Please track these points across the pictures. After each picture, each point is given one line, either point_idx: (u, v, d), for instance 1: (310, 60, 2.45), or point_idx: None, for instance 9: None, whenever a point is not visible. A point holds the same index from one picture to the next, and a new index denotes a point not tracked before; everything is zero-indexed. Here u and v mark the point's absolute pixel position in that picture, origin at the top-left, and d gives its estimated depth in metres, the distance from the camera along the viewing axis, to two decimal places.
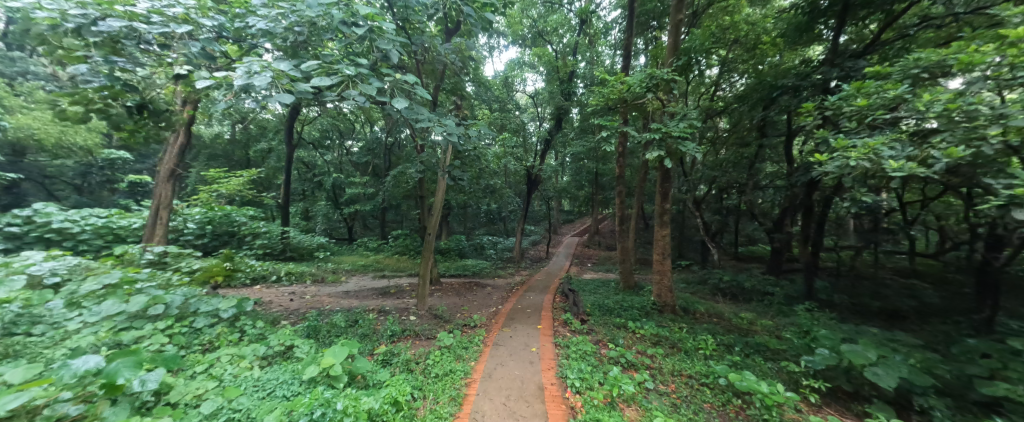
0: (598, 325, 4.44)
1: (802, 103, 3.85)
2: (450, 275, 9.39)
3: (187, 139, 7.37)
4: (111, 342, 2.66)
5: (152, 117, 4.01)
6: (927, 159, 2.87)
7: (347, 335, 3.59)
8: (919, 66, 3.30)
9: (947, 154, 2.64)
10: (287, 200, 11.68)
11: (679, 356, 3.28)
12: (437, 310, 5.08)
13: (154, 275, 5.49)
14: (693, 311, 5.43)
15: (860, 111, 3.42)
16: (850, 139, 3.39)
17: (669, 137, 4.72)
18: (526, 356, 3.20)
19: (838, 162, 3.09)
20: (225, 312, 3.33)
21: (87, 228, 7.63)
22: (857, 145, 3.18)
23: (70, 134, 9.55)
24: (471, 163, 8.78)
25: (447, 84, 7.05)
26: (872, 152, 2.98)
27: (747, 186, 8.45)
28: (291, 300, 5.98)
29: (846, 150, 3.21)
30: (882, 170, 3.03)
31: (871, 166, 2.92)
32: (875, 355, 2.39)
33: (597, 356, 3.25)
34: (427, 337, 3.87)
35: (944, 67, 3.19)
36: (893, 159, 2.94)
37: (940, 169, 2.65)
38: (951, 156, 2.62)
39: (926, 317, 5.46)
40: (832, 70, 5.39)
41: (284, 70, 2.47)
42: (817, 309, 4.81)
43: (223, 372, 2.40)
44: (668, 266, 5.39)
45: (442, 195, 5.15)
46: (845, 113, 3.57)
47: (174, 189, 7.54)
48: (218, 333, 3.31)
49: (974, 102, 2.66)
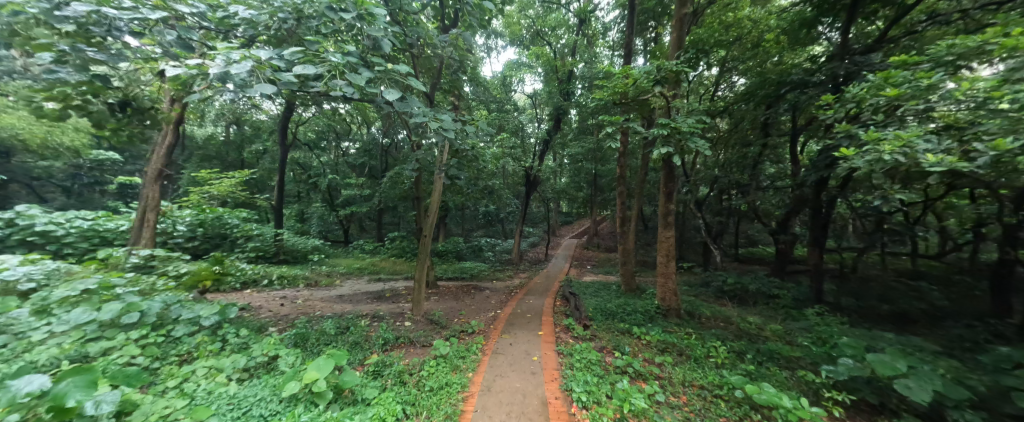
0: (602, 331, 4.28)
1: (819, 96, 3.71)
2: (447, 278, 9.19)
3: (176, 139, 7.14)
4: (76, 355, 2.45)
5: (137, 114, 3.84)
6: (967, 152, 2.70)
7: (337, 344, 3.38)
8: (954, 52, 3.16)
9: (994, 147, 2.48)
10: (281, 202, 11.45)
11: (689, 365, 3.11)
12: (433, 316, 4.86)
13: (138, 280, 5.30)
14: (698, 315, 5.25)
15: (891, 102, 3.29)
16: (883, 131, 3.26)
17: (677, 133, 4.51)
18: (528, 367, 3.01)
19: (869, 156, 2.94)
20: (208, 319, 3.14)
21: (72, 231, 7.41)
22: (888, 136, 3.04)
23: (57, 134, 9.34)
24: (469, 163, 8.60)
25: (445, 83, 6.93)
26: (907, 145, 2.83)
27: (750, 186, 8.31)
28: (282, 305, 5.75)
29: (877, 142, 3.06)
30: (916, 164, 2.88)
31: (906, 160, 2.77)
32: (905, 366, 2.22)
33: (603, 365, 3.08)
34: (423, 345, 3.67)
35: (981, 53, 3.01)
36: (930, 152, 2.79)
37: (986, 163, 2.49)
38: (998, 149, 2.46)
39: (937, 321, 5.32)
40: (843, 65, 5.29)
41: (265, 58, 2.27)
42: (828, 313, 4.67)
43: (195, 389, 2.19)
44: (672, 269, 5.23)
45: (439, 194, 4.94)
46: (873, 105, 3.43)
47: (164, 190, 7.31)
48: (198, 342, 3.09)
49: (1020, 91, 2.48)
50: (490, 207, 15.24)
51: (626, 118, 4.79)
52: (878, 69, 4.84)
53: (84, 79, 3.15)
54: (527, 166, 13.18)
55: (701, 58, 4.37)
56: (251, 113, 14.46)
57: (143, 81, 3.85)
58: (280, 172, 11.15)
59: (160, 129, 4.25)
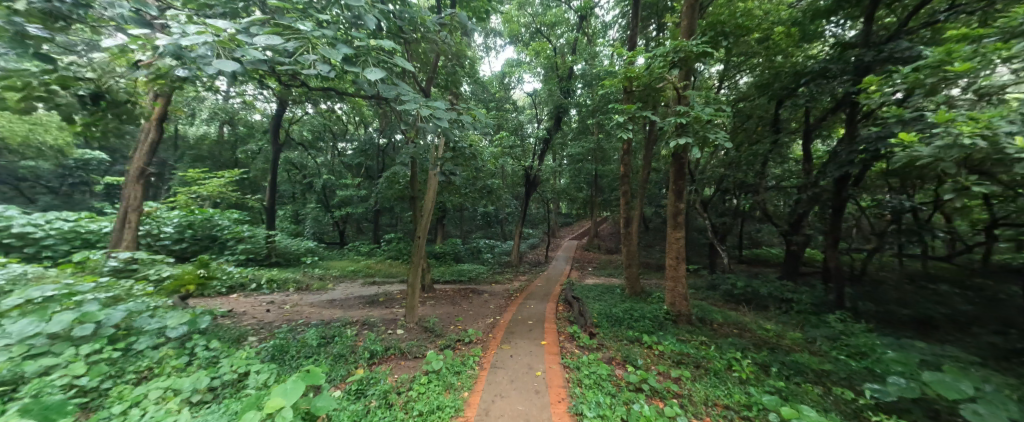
0: (609, 340, 3.97)
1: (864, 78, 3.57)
2: (443, 281, 8.86)
3: (159, 137, 6.82)
4: (8, 376, 2.11)
5: (111, 108, 3.58)
6: None
7: (319, 357, 3.05)
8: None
9: None
10: (273, 202, 11.10)
11: (709, 382, 2.80)
12: (428, 323, 4.53)
13: (114, 285, 4.97)
14: (710, 321, 4.94)
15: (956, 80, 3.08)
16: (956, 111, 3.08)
17: (697, 122, 4.18)
18: (531, 384, 2.70)
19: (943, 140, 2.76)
20: (177, 328, 2.82)
21: (51, 233, 7.06)
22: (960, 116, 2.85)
23: (39, 133, 9.01)
24: (466, 161, 8.32)
25: (442, 79, 6.68)
26: (987, 126, 2.67)
27: (759, 185, 8.02)
28: (268, 311, 5.41)
29: (946, 125, 2.88)
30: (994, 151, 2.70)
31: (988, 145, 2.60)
32: (972, 388, 1.91)
33: (614, 380, 2.78)
34: (415, 357, 3.36)
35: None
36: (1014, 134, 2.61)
37: None
38: None
39: (963, 328, 5.03)
40: (868, 53, 5.01)
41: (223, 27, 1.91)
42: (851, 318, 4.39)
43: (140, 418, 1.88)
44: (682, 272, 4.92)
45: (435, 192, 4.61)
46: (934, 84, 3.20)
47: (146, 190, 6.98)
48: (162, 356, 2.76)
49: None
50: (489, 208, 14.96)
51: (637, 109, 4.46)
52: (908, 56, 4.55)
53: (43, 67, 2.85)
54: (526, 166, 12.90)
55: (724, 45, 4.01)
56: (245, 112, 14.17)
57: (120, 72, 3.58)
58: (272, 172, 10.81)
59: (138, 123, 3.92)
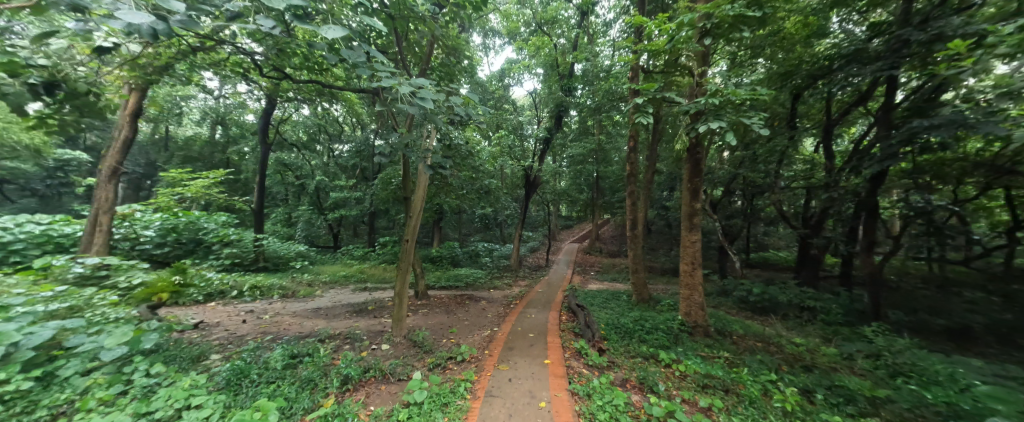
0: (621, 357, 3.51)
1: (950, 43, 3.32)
2: (439, 287, 8.36)
3: (134, 134, 6.45)
4: None
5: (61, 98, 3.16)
6: None
7: (283, 383, 2.59)
8: None
9: None
10: (262, 204, 10.63)
11: (748, 415, 2.33)
12: (417, 336, 4.06)
13: (74, 295, 4.52)
14: (729, 333, 4.49)
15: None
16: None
17: (730, 103, 3.67)
18: (534, 420, 2.24)
19: None
20: (116, 350, 2.35)
21: (20, 237, 6.59)
22: None
23: (13, 132, 8.57)
24: (461, 160, 7.92)
25: (436, 72, 6.28)
26: None
27: (773, 185, 7.57)
28: (243, 323, 4.91)
29: None
30: None
31: None
32: None
33: (634, 415, 2.31)
34: (399, 381, 2.90)
35: None
36: None
37: None
38: None
39: (1005, 340, 4.63)
40: (912, 32, 4.57)
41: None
42: (887, 331, 3.99)
43: None
44: (699, 279, 4.48)
45: (424, 188, 4.13)
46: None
47: (119, 190, 6.52)
48: (90, 386, 2.29)
49: None
50: (487, 210, 14.57)
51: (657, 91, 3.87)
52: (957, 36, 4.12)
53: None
54: (526, 166, 12.52)
55: (764, 14, 3.48)
56: (237, 112, 13.82)
57: (69, 59, 3.13)
58: (260, 173, 10.36)
59: (97, 118, 3.50)
